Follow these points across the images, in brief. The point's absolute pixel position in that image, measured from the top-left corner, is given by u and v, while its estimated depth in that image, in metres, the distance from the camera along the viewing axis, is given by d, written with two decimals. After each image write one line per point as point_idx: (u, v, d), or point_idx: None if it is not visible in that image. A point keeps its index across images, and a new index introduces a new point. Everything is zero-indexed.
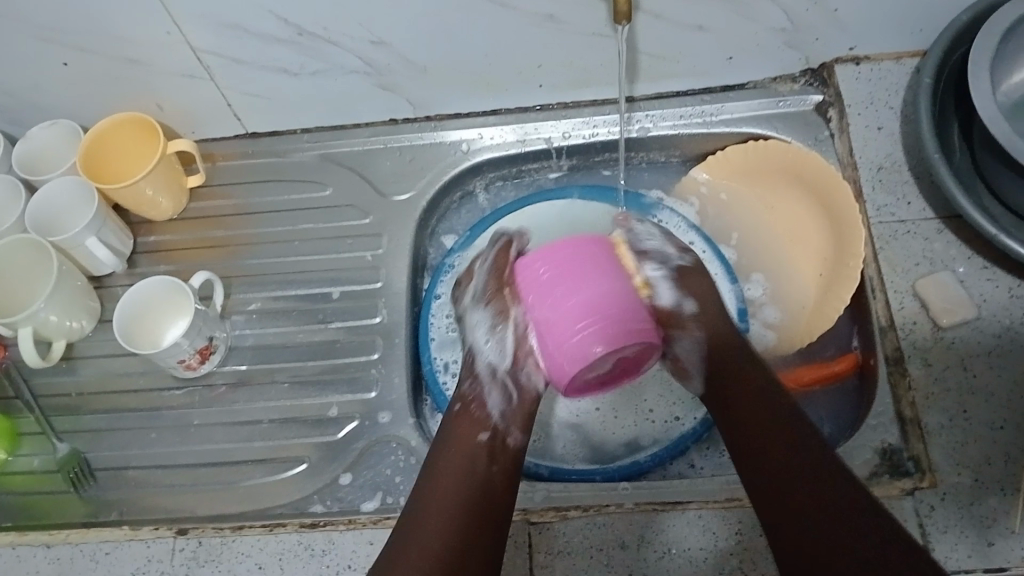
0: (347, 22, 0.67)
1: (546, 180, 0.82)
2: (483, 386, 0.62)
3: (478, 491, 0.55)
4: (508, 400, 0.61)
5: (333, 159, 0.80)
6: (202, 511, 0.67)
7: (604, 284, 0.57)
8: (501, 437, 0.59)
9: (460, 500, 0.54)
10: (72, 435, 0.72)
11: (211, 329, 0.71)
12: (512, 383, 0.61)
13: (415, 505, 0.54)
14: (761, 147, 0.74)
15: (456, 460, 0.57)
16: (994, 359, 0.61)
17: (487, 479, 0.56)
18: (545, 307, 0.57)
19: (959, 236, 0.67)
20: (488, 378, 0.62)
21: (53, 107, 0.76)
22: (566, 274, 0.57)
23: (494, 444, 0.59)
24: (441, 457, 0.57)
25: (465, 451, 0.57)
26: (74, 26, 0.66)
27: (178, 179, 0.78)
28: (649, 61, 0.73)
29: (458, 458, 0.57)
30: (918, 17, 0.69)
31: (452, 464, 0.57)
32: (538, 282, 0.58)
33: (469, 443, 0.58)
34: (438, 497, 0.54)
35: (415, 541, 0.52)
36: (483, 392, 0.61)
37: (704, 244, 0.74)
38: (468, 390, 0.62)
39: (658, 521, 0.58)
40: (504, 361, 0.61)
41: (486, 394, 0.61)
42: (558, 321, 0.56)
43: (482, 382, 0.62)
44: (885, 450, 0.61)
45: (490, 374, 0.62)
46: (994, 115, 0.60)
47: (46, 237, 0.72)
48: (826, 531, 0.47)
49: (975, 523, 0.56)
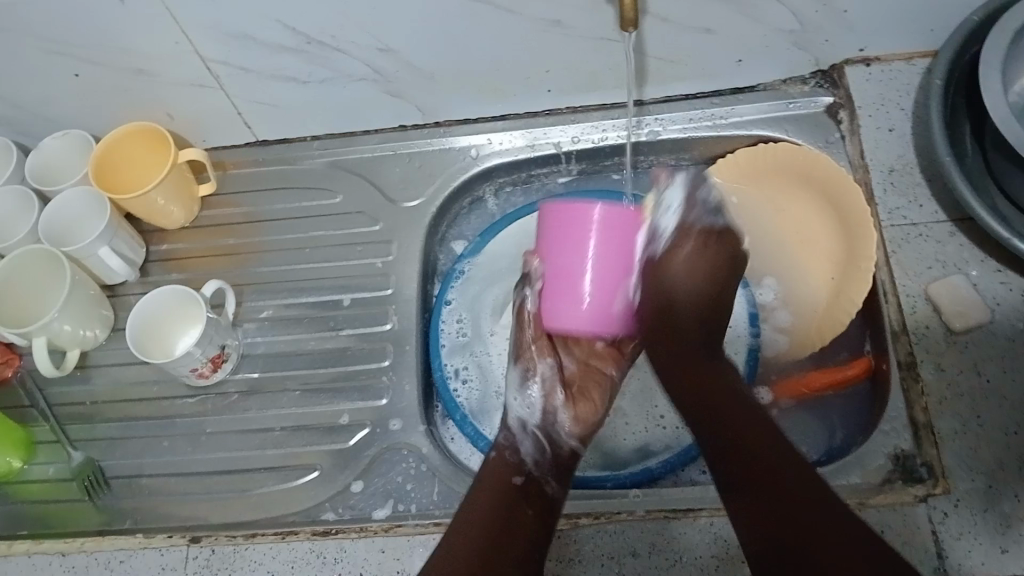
0: (354, 30, 0.67)
1: (556, 185, 0.81)
2: (518, 437, 0.64)
3: (508, 527, 0.57)
4: (543, 449, 0.64)
5: (342, 166, 0.80)
6: (215, 519, 0.67)
7: (621, 273, 0.57)
8: (537, 482, 0.61)
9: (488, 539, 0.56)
10: (87, 444, 0.72)
11: (223, 337, 0.72)
12: (544, 436, 0.64)
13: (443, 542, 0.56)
14: (768, 150, 0.73)
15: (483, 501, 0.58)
16: (1007, 364, 0.61)
17: (513, 515, 0.58)
18: (560, 257, 0.56)
19: (971, 239, 0.66)
20: (519, 428, 0.65)
21: (64, 118, 0.77)
22: (599, 247, 0.55)
23: (522, 481, 0.60)
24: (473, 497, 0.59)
25: (491, 492, 0.59)
26: (83, 38, 0.67)
27: (189, 188, 0.78)
28: (657, 64, 0.73)
29: (487, 497, 0.59)
30: (928, 17, 0.69)
31: (482, 507, 0.58)
32: (575, 234, 0.55)
33: (498, 485, 0.60)
34: (462, 529, 0.57)
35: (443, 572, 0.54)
36: (517, 441, 0.64)
37: None
38: (503, 441, 0.63)
39: (669, 528, 0.58)
40: (533, 416, 0.65)
41: (519, 442, 0.64)
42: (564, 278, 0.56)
43: (516, 433, 0.64)
44: (899, 455, 0.60)
45: (521, 427, 0.65)
46: (1005, 117, 0.59)
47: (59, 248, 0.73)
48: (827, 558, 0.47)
49: (990, 529, 0.55)
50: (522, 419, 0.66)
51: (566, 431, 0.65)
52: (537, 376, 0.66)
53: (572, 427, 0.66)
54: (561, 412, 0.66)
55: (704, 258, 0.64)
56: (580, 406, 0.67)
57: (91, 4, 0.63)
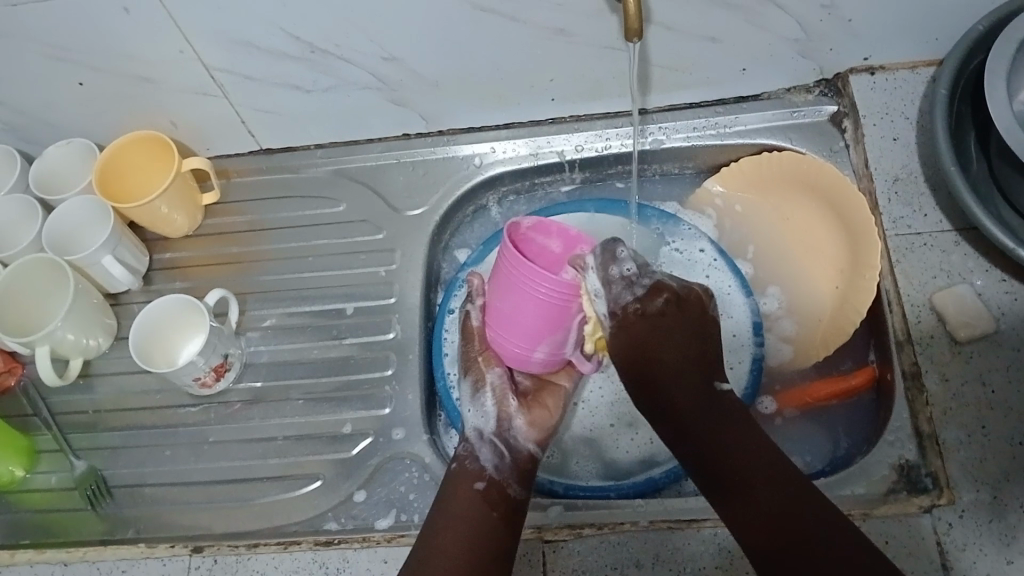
0: (357, 38, 0.67)
1: (560, 194, 0.82)
2: (480, 447, 0.64)
3: (483, 531, 0.57)
4: (502, 457, 0.63)
5: (346, 174, 0.81)
6: (217, 528, 0.67)
7: (545, 321, 0.58)
8: (500, 486, 0.61)
9: (469, 542, 0.56)
10: (90, 452, 0.72)
11: (226, 346, 0.71)
12: (500, 444, 0.64)
13: (426, 541, 0.57)
14: (770, 159, 0.74)
15: (461, 505, 0.59)
16: (1012, 374, 0.61)
17: (488, 522, 0.58)
18: (503, 302, 0.59)
19: (976, 248, 0.66)
20: (476, 438, 0.64)
21: (68, 126, 0.77)
22: (523, 294, 0.57)
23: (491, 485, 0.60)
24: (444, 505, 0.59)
25: (467, 496, 0.59)
26: (88, 46, 0.67)
27: (192, 196, 0.78)
28: (661, 72, 0.73)
29: (462, 504, 0.59)
30: (933, 25, 0.69)
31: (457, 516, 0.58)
32: (506, 271, 0.58)
33: (468, 492, 0.60)
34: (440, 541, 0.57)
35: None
36: (480, 451, 0.63)
37: (714, 250, 0.74)
38: (467, 453, 0.63)
39: (673, 539, 0.58)
40: (488, 423, 0.65)
41: (476, 449, 0.63)
42: (493, 315, 0.62)
43: (472, 442, 0.64)
44: (904, 465, 0.60)
45: (477, 436, 0.64)
46: (1009, 126, 0.59)
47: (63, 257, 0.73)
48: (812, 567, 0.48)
49: (995, 540, 0.55)
50: (479, 428, 0.65)
51: (522, 438, 0.65)
52: (487, 388, 0.66)
53: (529, 433, 0.65)
54: (516, 418, 0.65)
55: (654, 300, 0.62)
56: (535, 413, 0.66)
57: (95, 13, 0.63)
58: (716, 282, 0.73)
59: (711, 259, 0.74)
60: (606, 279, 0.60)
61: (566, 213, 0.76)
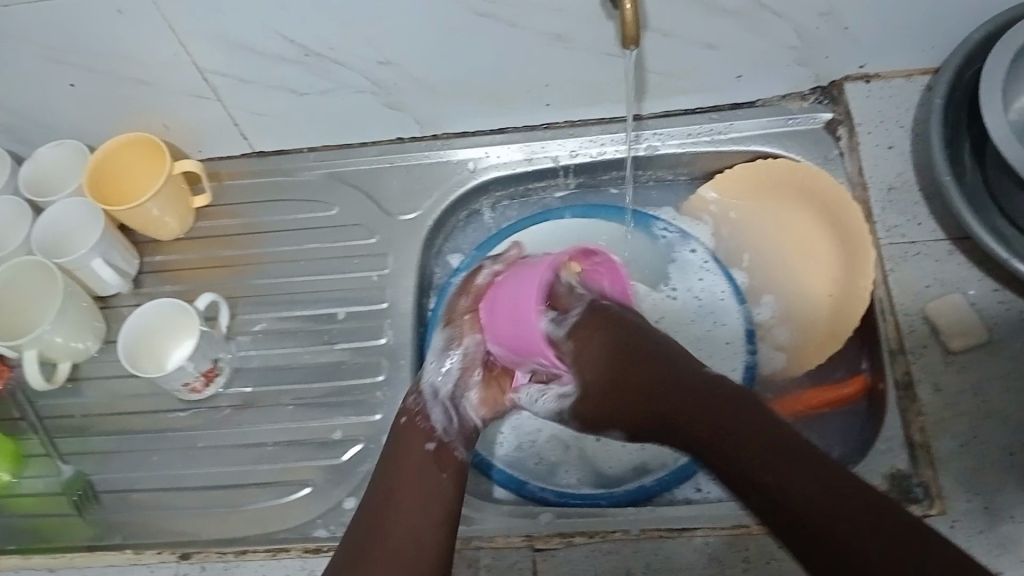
0: (352, 42, 0.66)
1: (553, 199, 0.81)
2: (426, 402, 0.62)
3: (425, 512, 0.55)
4: (451, 418, 0.62)
5: (339, 178, 0.80)
6: (206, 534, 0.67)
7: (510, 345, 0.62)
8: (448, 448, 0.60)
9: (408, 534, 0.54)
10: (78, 457, 0.72)
11: (216, 350, 0.71)
12: (452, 409, 0.63)
13: (361, 541, 0.54)
14: (766, 166, 0.74)
15: (402, 483, 0.57)
16: (1006, 384, 0.60)
17: (433, 484, 0.57)
18: (501, 299, 0.62)
19: (971, 258, 0.66)
20: (432, 395, 0.63)
21: (59, 127, 0.76)
22: (519, 322, 0.60)
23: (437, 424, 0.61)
24: (391, 466, 0.58)
25: (411, 462, 0.58)
26: (81, 47, 0.66)
27: (184, 198, 0.78)
28: (656, 78, 0.72)
29: (404, 478, 0.57)
30: (929, 34, 0.68)
31: (405, 478, 0.57)
32: (522, 297, 0.60)
33: (416, 455, 0.58)
34: (388, 505, 0.56)
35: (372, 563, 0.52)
36: (426, 407, 0.62)
37: (705, 252, 0.77)
38: (413, 404, 0.62)
39: (665, 548, 0.58)
40: (447, 385, 0.63)
41: (430, 408, 0.62)
42: (493, 292, 0.63)
43: (426, 399, 0.62)
44: (895, 475, 0.59)
45: (433, 393, 0.63)
46: (1006, 136, 0.59)
47: (51, 259, 0.73)
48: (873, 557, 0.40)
49: (987, 550, 0.55)
50: (435, 385, 0.63)
51: (472, 409, 0.64)
52: (459, 347, 0.64)
53: (479, 408, 0.64)
54: (472, 391, 0.64)
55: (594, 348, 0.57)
56: (492, 390, 0.65)
57: (88, 15, 0.63)
58: (710, 287, 0.76)
59: (703, 261, 0.77)
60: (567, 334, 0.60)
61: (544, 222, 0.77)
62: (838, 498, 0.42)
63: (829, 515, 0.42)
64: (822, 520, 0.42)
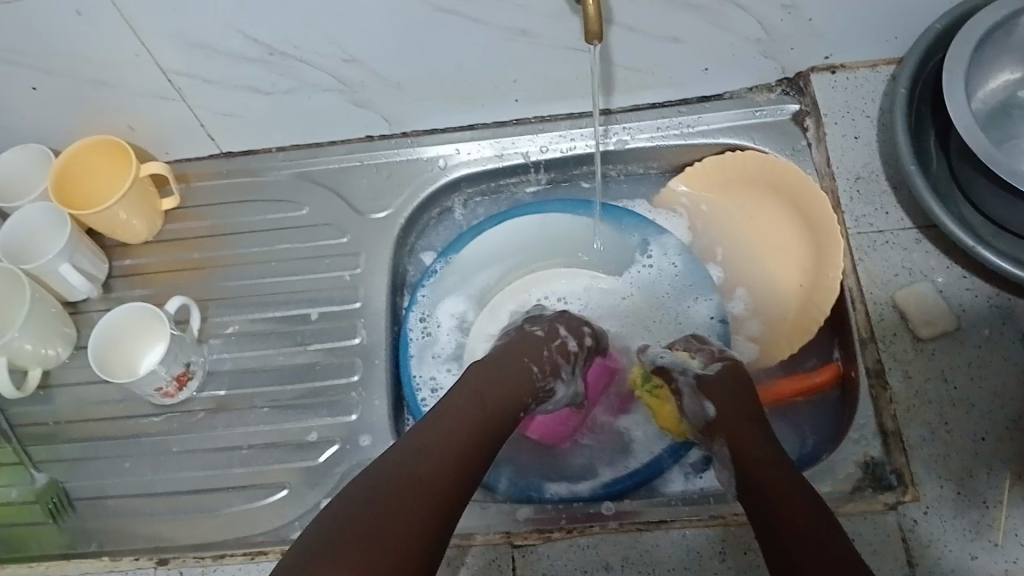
0: (317, 41, 0.66)
1: (523, 194, 0.82)
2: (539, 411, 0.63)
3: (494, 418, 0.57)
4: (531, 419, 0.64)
5: (308, 178, 0.80)
6: (182, 540, 0.66)
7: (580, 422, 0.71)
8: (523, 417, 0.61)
9: (472, 431, 0.54)
10: (49, 465, 0.71)
11: (187, 354, 0.71)
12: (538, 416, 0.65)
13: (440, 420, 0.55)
14: (737, 158, 0.74)
15: (480, 387, 0.58)
16: (974, 370, 0.61)
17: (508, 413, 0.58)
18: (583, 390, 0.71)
19: (937, 246, 0.67)
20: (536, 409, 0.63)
21: (21, 131, 0.75)
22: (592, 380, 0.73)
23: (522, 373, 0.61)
24: (484, 373, 0.60)
25: (511, 376, 0.61)
26: (39, 50, 0.65)
27: (152, 202, 0.77)
28: (624, 73, 0.72)
29: (494, 383, 0.59)
30: (892, 25, 0.69)
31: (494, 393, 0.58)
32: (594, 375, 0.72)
33: (511, 384, 0.60)
34: (467, 402, 0.57)
35: (440, 445, 0.52)
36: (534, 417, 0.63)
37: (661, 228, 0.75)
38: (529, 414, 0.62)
39: (642, 541, 0.58)
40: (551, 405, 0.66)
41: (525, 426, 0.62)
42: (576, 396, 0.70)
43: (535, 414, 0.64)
44: (868, 463, 0.60)
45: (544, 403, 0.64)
46: (969, 126, 0.59)
47: (52, 245, 0.73)
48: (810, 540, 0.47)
49: (959, 535, 0.56)
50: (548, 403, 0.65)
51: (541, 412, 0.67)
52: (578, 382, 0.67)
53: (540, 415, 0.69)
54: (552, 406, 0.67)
55: (724, 383, 0.63)
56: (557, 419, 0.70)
57: (48, 18, 0.62)
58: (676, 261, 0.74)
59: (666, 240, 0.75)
60: (692, 383, 0.64)
61: (540, 211, 0.75)
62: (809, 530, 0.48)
63: (801, 520, 0.49)
64: (790, 520, 0.49)
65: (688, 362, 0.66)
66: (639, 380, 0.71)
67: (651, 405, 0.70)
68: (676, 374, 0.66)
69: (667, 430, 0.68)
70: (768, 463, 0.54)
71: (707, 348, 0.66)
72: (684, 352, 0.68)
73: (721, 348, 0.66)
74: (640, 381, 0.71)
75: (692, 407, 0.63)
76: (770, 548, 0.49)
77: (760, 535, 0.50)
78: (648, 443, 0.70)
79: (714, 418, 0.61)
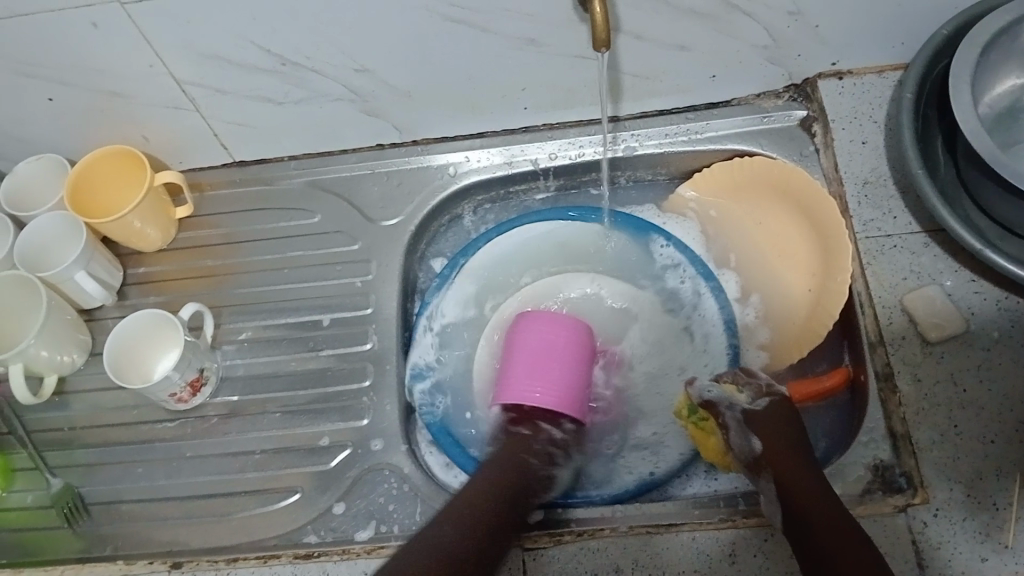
0: (328, 51, 0.67)
1: (534, 201, 0.82)
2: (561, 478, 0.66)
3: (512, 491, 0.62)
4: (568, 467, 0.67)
5: (320, 186, 0.80)
6: (196, 543, 0.67)
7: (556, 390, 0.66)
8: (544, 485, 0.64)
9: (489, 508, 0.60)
10: (65, 470, 0.72)
11: (201, 360, 0.71)
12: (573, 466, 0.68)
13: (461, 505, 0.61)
14: (745, 163, 0.74)
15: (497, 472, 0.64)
16: (983, 373, 0.61)
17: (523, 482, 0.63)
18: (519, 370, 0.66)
19: (945, 250, 0.67)
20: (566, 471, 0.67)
21: (38, 142, 0.76)
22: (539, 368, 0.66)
23: (507, 467, 0.64)
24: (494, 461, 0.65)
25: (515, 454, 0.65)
26: (55, 61, 0.66)
27: (166, 210, 0.78)
28: (632, 80, 0.73)
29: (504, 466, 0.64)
30: (898, 31, 0.69)
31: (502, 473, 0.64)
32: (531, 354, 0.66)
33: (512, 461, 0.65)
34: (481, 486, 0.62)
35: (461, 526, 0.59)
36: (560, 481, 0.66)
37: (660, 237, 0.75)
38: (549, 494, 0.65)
39: (652, 544, 0.58)
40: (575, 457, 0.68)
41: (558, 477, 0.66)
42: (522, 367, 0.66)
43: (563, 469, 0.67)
44: (878, 466, 0.60)
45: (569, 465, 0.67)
46: (975, 130, 0.59)
47: (71, 246, 0.74)
48: (832, 540, 0.52)
49: (969, 537, 0.56)
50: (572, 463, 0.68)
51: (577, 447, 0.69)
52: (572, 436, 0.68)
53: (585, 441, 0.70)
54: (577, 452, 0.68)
55: (770, 416, 0.63)
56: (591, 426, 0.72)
57: (65, 31, 0.63)
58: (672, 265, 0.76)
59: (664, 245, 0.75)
60: (739, 424, 0.63)
61: (543, 219, 0.77)
62: (835, 526, 0.53)
63: (828, 523, 0.53)
64: (818, 524, 0.53)
65: (737, 397, 0.65)
66: (684, 411, 0.67)
67: (695, 435, 0.67)
68: (722, 409, 0.65)
69: (714, 462, 0.66)
70: (810, 488, 0.56)
71: (755, 381, 0.66)
72: (731, 385, 0.66)
73: (769, 383, 0.66)
74: (684, 413, 0.67)
75: (738, 443, 0.63)
76: (801, 549, 0.53)
77: (789, 538, 0.55)
78: (658, 447, 0.71)
79: (761, 453, 0.61)
